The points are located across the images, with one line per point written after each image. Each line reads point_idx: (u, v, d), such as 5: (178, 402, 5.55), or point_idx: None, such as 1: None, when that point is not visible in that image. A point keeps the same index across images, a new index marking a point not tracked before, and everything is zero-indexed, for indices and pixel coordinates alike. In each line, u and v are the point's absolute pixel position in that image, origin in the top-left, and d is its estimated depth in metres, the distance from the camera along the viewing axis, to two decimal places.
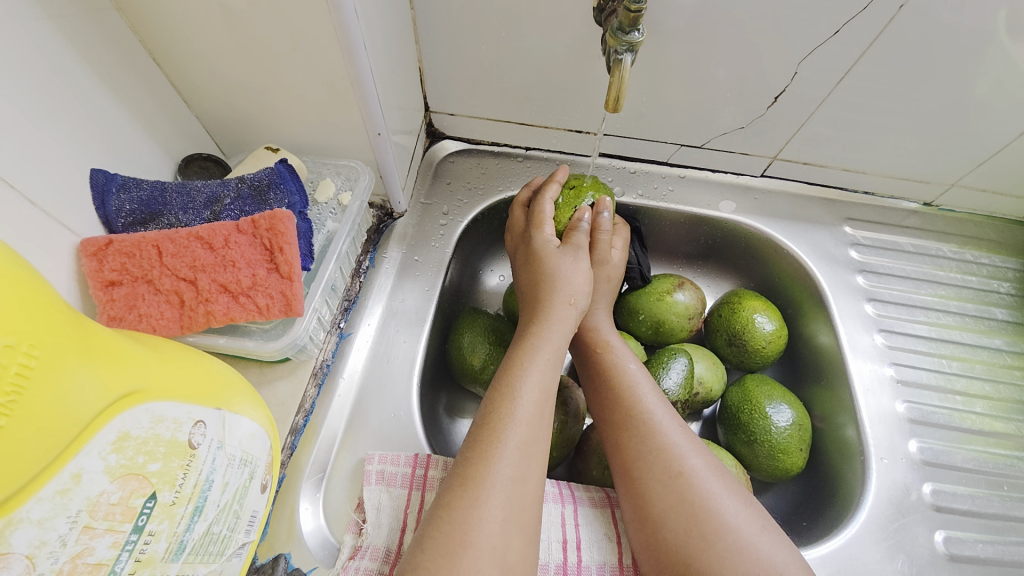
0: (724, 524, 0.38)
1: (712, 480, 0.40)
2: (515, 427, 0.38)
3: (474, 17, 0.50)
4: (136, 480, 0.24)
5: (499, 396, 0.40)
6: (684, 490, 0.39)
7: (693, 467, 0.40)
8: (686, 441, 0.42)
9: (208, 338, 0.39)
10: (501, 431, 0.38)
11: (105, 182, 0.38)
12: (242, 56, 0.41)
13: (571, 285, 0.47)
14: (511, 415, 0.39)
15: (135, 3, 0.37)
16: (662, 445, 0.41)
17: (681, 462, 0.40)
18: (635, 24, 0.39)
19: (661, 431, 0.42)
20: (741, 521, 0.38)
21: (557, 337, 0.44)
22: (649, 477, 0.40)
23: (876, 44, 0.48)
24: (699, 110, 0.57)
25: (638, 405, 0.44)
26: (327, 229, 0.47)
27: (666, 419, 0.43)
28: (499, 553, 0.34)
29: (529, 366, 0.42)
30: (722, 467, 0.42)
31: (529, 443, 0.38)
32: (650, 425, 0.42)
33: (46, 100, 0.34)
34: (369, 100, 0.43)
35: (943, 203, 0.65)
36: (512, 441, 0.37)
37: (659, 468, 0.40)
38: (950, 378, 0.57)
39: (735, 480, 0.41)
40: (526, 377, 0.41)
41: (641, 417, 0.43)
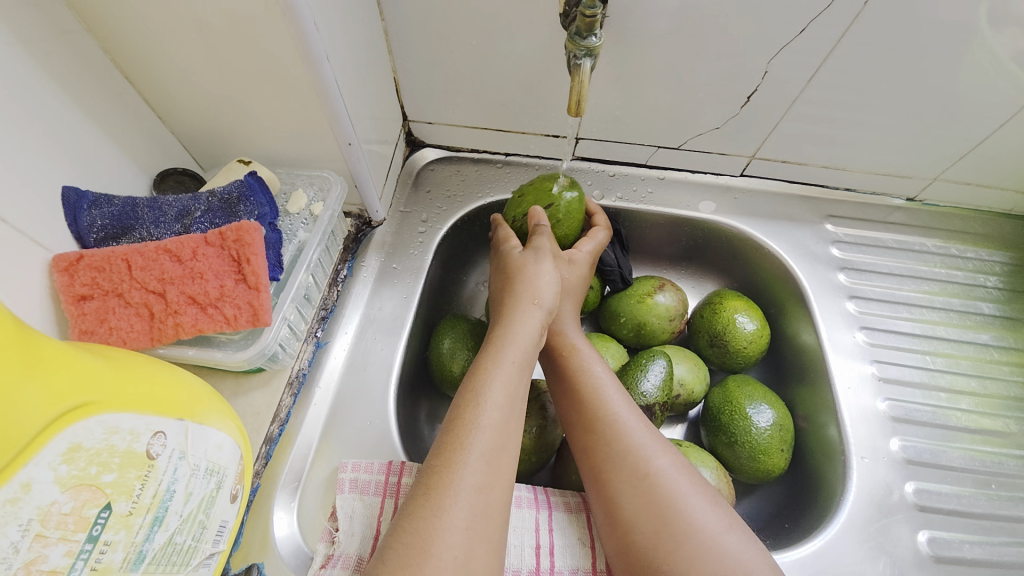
0: (692, 523, 0.37)
1: (679, 479, 0.39)
2: (479, 434, 0.38)
3: (445, 26, 0.51)
4: (89, 490, 0.25)
5: (465, 403, 0.40)
6: (651, 490, 0.39)
7: (658, 467, 0.40)
8: (651, 441, 0.42)
9: (178, 349, 0.40)
10: (467, 438, 0.38)
11: (76, 199, 0.39)
12: (212, 73, 0.42)
13: (536, 287, 0.47)
14: (477, 422, 0.39)
15: (106, 25, 0.39)
16: (628, 446, 0.41)
17: (647, 462, 0.40)
18: (591, 28, 0.40)
19: (625, 431, 0.42)
20: (709, 521, 0.37)
21: (524, 340, 0.45)
22: (615, 479, 0.40)
23: (843, 41, 0.48)
24: (673, 112, 0.57)
25: (603, 407, 0.44)
26: (299, 239, 0.47)
27: (632, 419, 0.43)
28: (463, 562, 0.34)
29: (494, 370, 0.42)
30: (689, 467, 0.41)
31: (494, 450, 0.38)
32: (615, 426, 0.42)
33: (17, 121, 0.35)
34: (337, 111, 0.44)
35: (926, 198, 0.64)
36: (477, 448, 0.38)
37: (625, 471, 0.40)
38: (935, 375, 0.56)
39: (703, 479, 0.41)
40: (492, 382, 0.41)
41: (605, 419, 0.43)
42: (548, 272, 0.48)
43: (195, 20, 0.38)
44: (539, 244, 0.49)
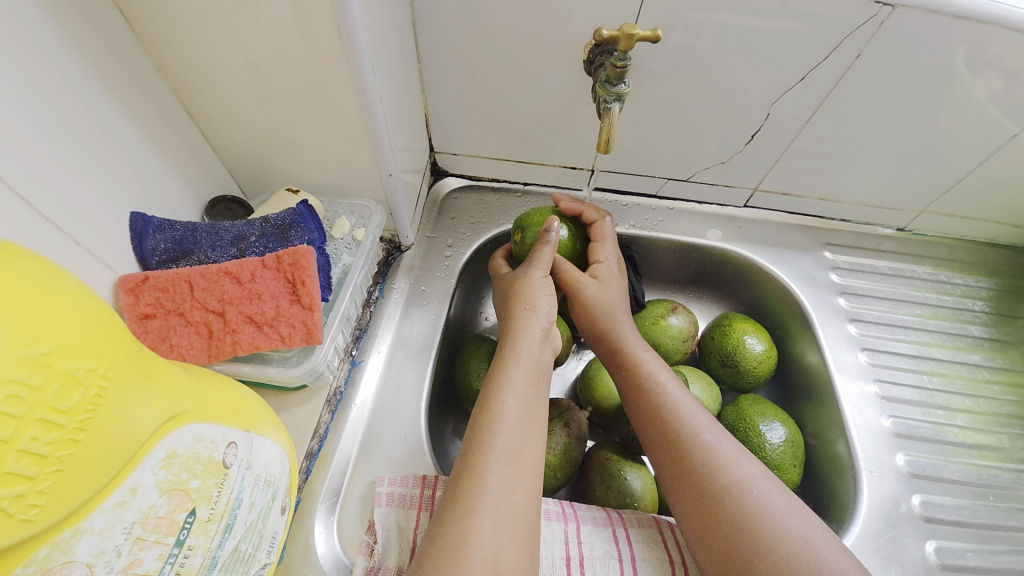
0: (766, 540, 0.39)
1: (753, 494, 0.41)
2: (497, 437, 0.41)
3: (476, 67, 0.56)
4: (179, 495, 0.27)
5: (480, 409, 0.43)
6: (723, 506, 0.41)
7: (730, 484, 0.42)
8: (730, 451, 0.44)
9: (233, 366, 0.42)
10: (486, 442, 0.40)
11: (142, 224, 0.41)
12: (268, 109, 0.45)
13: (530, 293, 0.51)
14: (495, 427, 0.41)
15: (176, 64, 0.42)
16: (700, 462, 0.44)
17: (717, 479, 0.42)
18: (621, 77, 0.44)
19: (702, 442, 0.44)
20: (782, 537, 0.39)
21: (530, 346, 0.48)
22: (690, 494, 0.43)
23: (838, 87, 0.53)
24: (683, 147, 0.62)
25: (676, 422, 0.46)
26: (344, 263, 0.50)
27: (706, 430, 0.45)
28: (491, 562, 0.36)
29: (506, 376, 0.45)
30: (771, 478, 0.43)
31: (513, 451, 0.40)
32: (690, 437, 0.45)
33: (94, 151, 0.38)
34: (382, 146, 0.48)
35: (915, 228, 0.69)
36: (496, 450, 0.40)
37: (698, 487, 0.43)
38: (933, 394, 0.60)
39: (785, 490, 0.42)
40: (504, 389, 0.44)
41: (680, 430, 0.46)
42: (540, 277, 0.52)
43: (261, 61, 0.41)
44: (541, 253, 0.52)
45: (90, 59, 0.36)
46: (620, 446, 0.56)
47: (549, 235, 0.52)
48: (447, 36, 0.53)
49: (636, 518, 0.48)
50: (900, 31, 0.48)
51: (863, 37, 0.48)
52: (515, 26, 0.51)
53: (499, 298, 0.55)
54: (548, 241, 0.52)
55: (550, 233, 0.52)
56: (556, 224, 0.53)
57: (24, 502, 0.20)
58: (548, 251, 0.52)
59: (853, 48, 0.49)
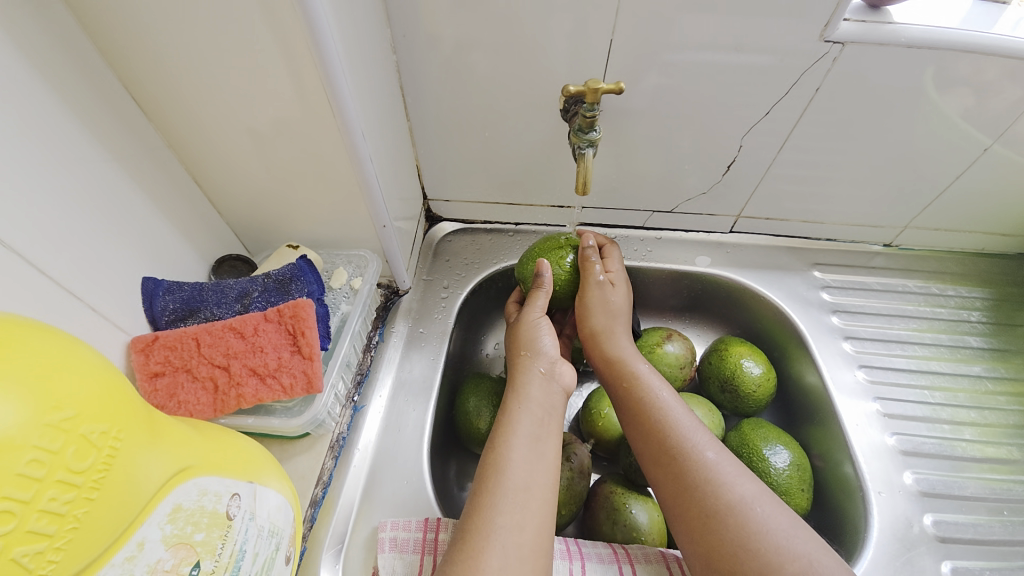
0: (770, 559, 0.39)
1: (755, 511, 0.41)
2: (505, 477, 0.41)
3: (462, 121, 0.60)
4: (186, 548, 0.27)
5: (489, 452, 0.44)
6: (725, 525, 0.41)
7: (732, 502, 0.42)
8: (732, 470, 0.44)
9: (238, 419, 0.44)
10: (494, 484, 0.41)
11: (153, 287, 0.44)
12: (270, 173, 0.49)
13: (529, 336, 0.52)
14: (503, 468, 0.42)
15: (185, 139, 0.46)
16: (700, 480, 0.44)
17: (719, 498, 0.42)
18: (592, 125, 0.48)
19: (703, 462, 0.44)
20: (785, 556, 0.39)
21: (535, 386, 0.49)
22: (691, 513, 0.43)
23: (804, 117, 0.56)
24: (664, 181, 0.65)
25: (675, 439, 0.46)
26: (342, 311, 0.53)
27: (707, 447, 0.46)
28: None
29: (513, 417, 0.46)
30: (771, 496, 0.43)
31: (522, 489, 0.41)
32: (692, 456, 0.45)
33: (110, 222, 0.41)
34: (376, 199, 0.51)
35: (901, 243, 0.71)
36: (504, 491, 0.41)
37: (698, 506, 0.43)
38: (936, 408, 0.60)
39: (784, 506, 0.43)
40: (510, 432, 0.44)
41: (681, 449, 0.46)
42: (536, 317, 0.53)
43: (261, 132, 0.45)
44: (536, 298, 0.54)
45: (102, 139, 0.40)
46: (624, 478, 0.56)
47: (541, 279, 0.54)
48: (434, 95, 0.57)
49: (643, 553, 0.48)
50: (855, 62, 0.51)
51: (821, 71, 0.52)
52: (496, 82, 0.55)
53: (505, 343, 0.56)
54: (542, 286, 0.54)
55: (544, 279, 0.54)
56: (546, 266, 0.54)
57: (42, 559, 0.21)
58: (542, 297, 0.54)
59: (811, 82, 0.53)
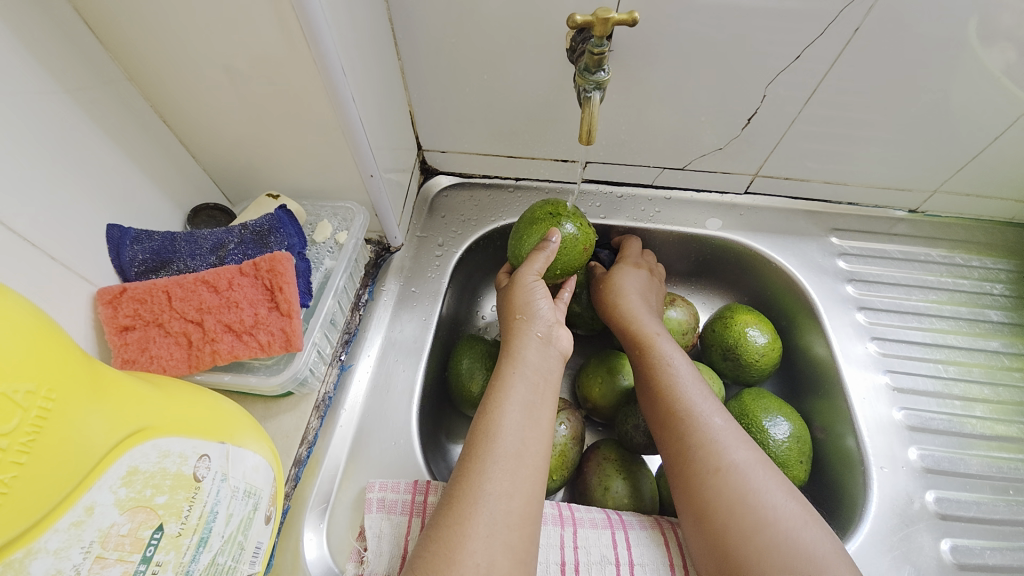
0: (767, 516, 0.38)
1: (756, 474, 0.41)
2: (499, 441, 0.40)
3: (457, 62, 0.54)
4: (144, 512, 0.26)
5: (483, 415, 0.42)
6: (723, 483, 0.40)
7: (733, 463, 0.41)
8: (731, 436, 0.43)
9: (214, 376, 0.42)
10: (483, 449, 0.39)
11: (119, 236, 0.41)
12: (243, 114, 0.45)
13: (522, 300, 0.49)
14: (495, 434, 0.40)
15: (148, 74, 0.42)
16: (702, 440, 0.43)
17: (720, 458, 0.42)
18: (600, 64, 0.43)
19: (704, 426, 0.44)
20: (782, 514, 0.39)
21: (533, 351, 0.46)
22: (691, 471, 0.42)
23: (837, 64, 0.50)
24: (677, 134, 0.60)
25: (682, 400, 0.45)
26: (325, 267, 0.50)
27: (711, 414, 0.44)
28: (483, 570, 0.34)
29: (507, 384, 0.43)
30: (767, 463, 0.42)
31: (515, 455, 0.39)
32: (694, 420, 0.44)
33: (65, 164, 0.38)
34: (360, 146, 0.47)
35: (929, 209, 0.66)
36: (497, 455, 0.39)
37: (699, 464, 0.42)
38: (948, 383, 0.57)
39: (780, 473, 0.42)
40: (503, 397, 0.42)
41: (684, 414, 0.45)
42: (533, 280, 0.49)
43: (231, 65, 0.41)
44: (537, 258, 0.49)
45: (55, 71, 0.36)
46: (619, 444, 0.55)
47: (549, 245, 0.49)
48: (426, 30, 0.51)
49: (638, 519, 0.47)
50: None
51: (861, 9, 0.46)
52: (494, 16, 0.49)
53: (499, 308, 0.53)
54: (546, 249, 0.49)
55: (550, 243, 0.49)
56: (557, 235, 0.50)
57: None
58: (543, 256, 0.49)
59: (850, 22, 0.47)
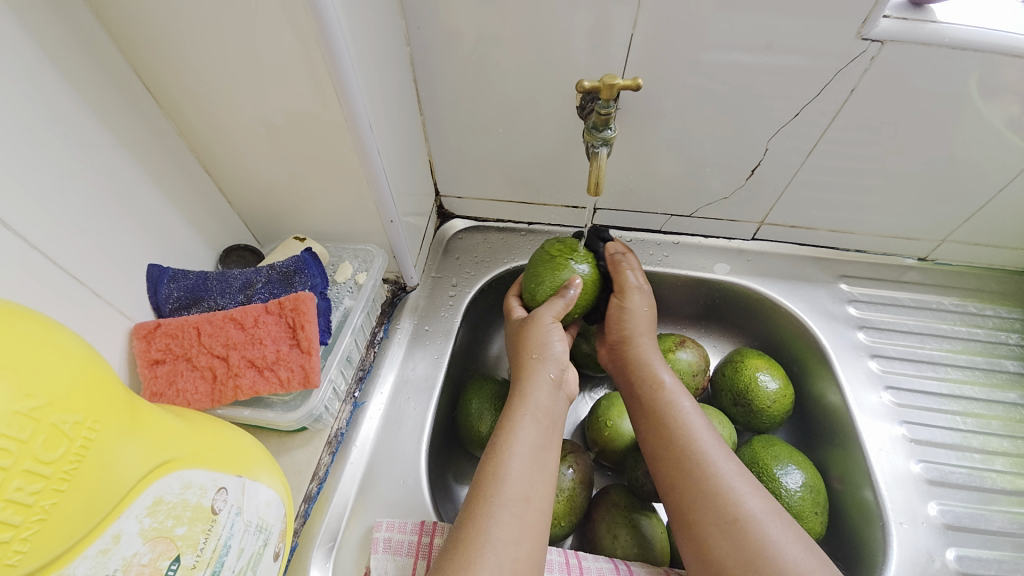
0: (787, 570, 0.38)
1: (770, 525, 0.40)
2: (504, 485, 0.40)
3: (476, 116, 0.58)
4: (164, 542, 0.27)
5: (489, 457, 0.42)
6: (741, 535, 0.40)
7: (749, 513, 0.41)
8: (743, 484, 0.42)
9: (234, 410, 0.44)
10: (492, 491, 0.40)
11: (158, 275, 0.45)
12: (278, 164, 0.49)
13: (536, 342, 0.49)
14: (502, 476, 0.40)
15: (196, 128, 0.46)
16: (716, 487, 0.42)
17: (737, 507, 0.41)
18: (607, 123, 0.46)
19: (715, 474, 0.43)
20: (802, 567, 0.38)
21: (540, 395, 0.46)
22: (705, 522, 0.41)
23: (835, 120, 0.53)
24: (684, 184, 0.62)
25: (692, 445, 0.45)
26: (345, 306, 0.52)
27: (721, 458, 0.44)
28: None
29: (514, 426, 0.44)
30: (782, 512, 0.42)
31: (523, 500, 0.40)
32: (704, 466, 0.44)
33: (116, 209, 0.41)
34: (383, 194, 0.50)
35: (938, 258, 0.66)
36: (502, 500, 0.39)
37: (714, 513, 0.41)
38: (967, 436, 0.56)
39: (795, 523, 0.41)
40: (512, 438, 0.43)
41: (694, 461, 0.44)
42: (550, 322, 0.50)
43: (270, 121, 0.45)
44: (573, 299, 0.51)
45: (114, 127, 0.41)
46: (629, 491, 0.54)
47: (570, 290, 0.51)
48: (449, 89, 0.56)
49: (646, 570, 0.46)
50: (894, 62, 0.47)
51: (856, 71, 0.49)
52: (511, 77, 0.54)
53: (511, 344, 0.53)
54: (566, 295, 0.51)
55: (567, 290, 0.51)
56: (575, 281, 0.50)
57: (8, 549, 0.21)
58: (559, 303, 0.50)
59: (845, 83, 0.50)
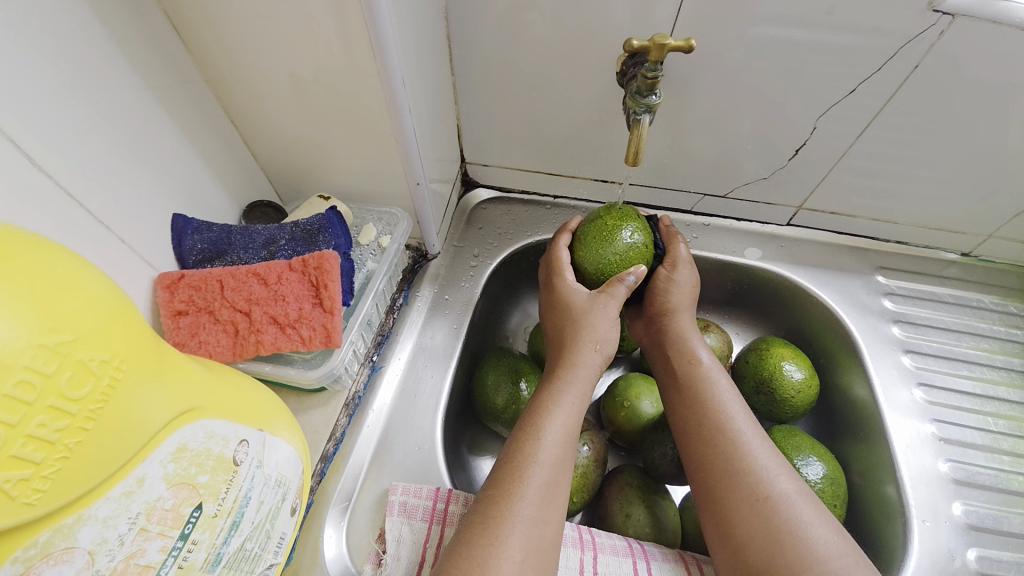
0: (816, 552, 0.37)
1: (800, 507, 0.39)
2: (537, 468, 0.39)
3: (508, 80, 0.56)
4: (187, 489, 0.27)
5: (523, 435, 0.41)
6: (772, 515, 0.39)
7: (780, 492, 0.40)
8: (774, 464, 0.41)
9: (255, 365, 0.43)
10: (525, 470, 0.39)
11: (182, 225, 0.44)
12: (304, 119, 0.47)
13: (597, 329, 0.46)
14: (534, 455, 0.40)
15: (222, 77, 0.45)
16: (748, 467, 0.41)
17: (768, 486, 0.40)
18: (652, 88, 0.43)
19: (749, 452, 0.42)
20: (831, 551, 0.37)
21: (585, 376, 0.45)
22: (732, 501, 0.41)
23: (893, 101, 0.49)
24: (721, 162, 0.60)
25: (727, 424, 0.44)
26: (367, 269, 0.51)
27: (754, 438, 0.43)
28: None
29: (552, 406, 0.43)
30: (811, 495, 0.41)
31: (550, 486, 0.39)
32: (735, 443, 0.43)
33: (140, 155, 0.40)
34: (411, 154, 0.48)
35: (982, 253, 0.63)
36: (534, 481, 0.38)
37: (745, 492, 0.40)
38: (997, 437, 0.54)
39: (826, 512, 0.40)
40: (549, 415, 0.42)
41: (726, 435, 0.43)
42: (611, 314, 0.47)
43: (299, 72, 0.43)
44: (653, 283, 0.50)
45: (140, 70, 0.39)
46: (643, 472, 0.54)
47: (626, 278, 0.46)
48: (481, 49, 0.53)
49: (659, 551, 0.45)
50: (965, 39, 0.44)
51: (921, 48, 0.45)
52: (548, 39, 0.51)
53: (551, 310, 0.50)
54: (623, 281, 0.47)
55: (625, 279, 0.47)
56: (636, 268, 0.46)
57: (28, 485, 0.20)
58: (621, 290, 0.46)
59: (909, 59, 0.46)
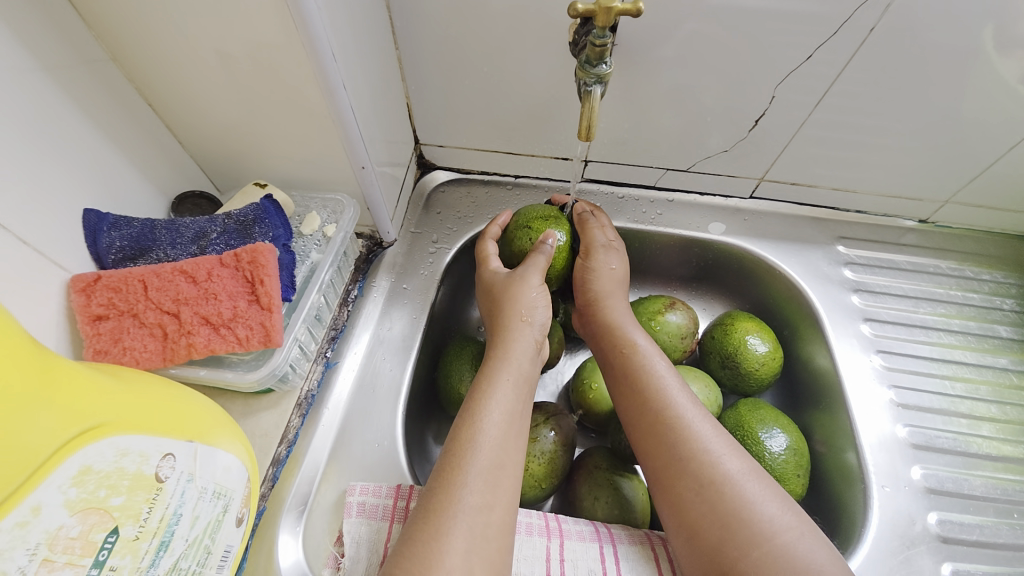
0: (761, 530, 0.37)
1: (748, 485, 0.39)
2: (477, 453, 0.38)
3: (456, 52, 0.52)
4: (97, 513, 0.25)
5: (464, 420, 0.40)
6: (715, 498, 0.39)
7: (725, 474, 0.39)
8: (719, 444, 0.41)
9: (189, 369, 0.40)
10: (466, 457, 0.37)
11: (96, 221, 0.40)
12: (230, 98, 0.43)
13: (524, 305, 0.46)
14: (476, 438, 0.38)
15: (130, 56, 0.40)
16: (691, 453, 0.41)
17: (713, 468, 0.40)
18: (601, 57, 0.41)
19: (694, 438, 0.41)
20: (778, 527, 0.37)
21: (521, 360, 0.44)
22: (679, 485, 0.40)
23: (849, 67, 0.48)
24: (682, 136, 0.58)
25: (670, 410, 0.43)
26: (312, 260, 0.48)
27: (698, 419, 0.43)
28: None
29: (492, 391, 0.41)
30: (761, 472, 0.41)
31: (494, 467, 0.37)
32: (682, 429, 0.42)
33: (39, 145, 0.36)
34: (352, 137, 0.45)
35: (939, 219, 0.64)
36: (474, 468, 0.37)
37: (690, 478, 0.40)
38: (955, 401, 0.56)
39: (774, 483, 0.40)
40: (489, 402, 0.40)
41: (668, 425, 0.42)
42: (534, 283, 0.48)
43: (218, 47, 0.39)
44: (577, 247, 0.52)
45: (30, 45, 0.34)
46: (612, 454, 0.53)
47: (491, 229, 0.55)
48: (423, 19, 0.50)
49: (627, 533, 0.45)
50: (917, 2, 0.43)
51: (876, 10, 0.44)
52: (496, 7, 0.47)
53: (485, 300, 0.51)
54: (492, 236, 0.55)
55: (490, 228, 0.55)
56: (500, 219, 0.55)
57: None
58: (542, 260, 0.49)
59: (864, 22, 0.44)
